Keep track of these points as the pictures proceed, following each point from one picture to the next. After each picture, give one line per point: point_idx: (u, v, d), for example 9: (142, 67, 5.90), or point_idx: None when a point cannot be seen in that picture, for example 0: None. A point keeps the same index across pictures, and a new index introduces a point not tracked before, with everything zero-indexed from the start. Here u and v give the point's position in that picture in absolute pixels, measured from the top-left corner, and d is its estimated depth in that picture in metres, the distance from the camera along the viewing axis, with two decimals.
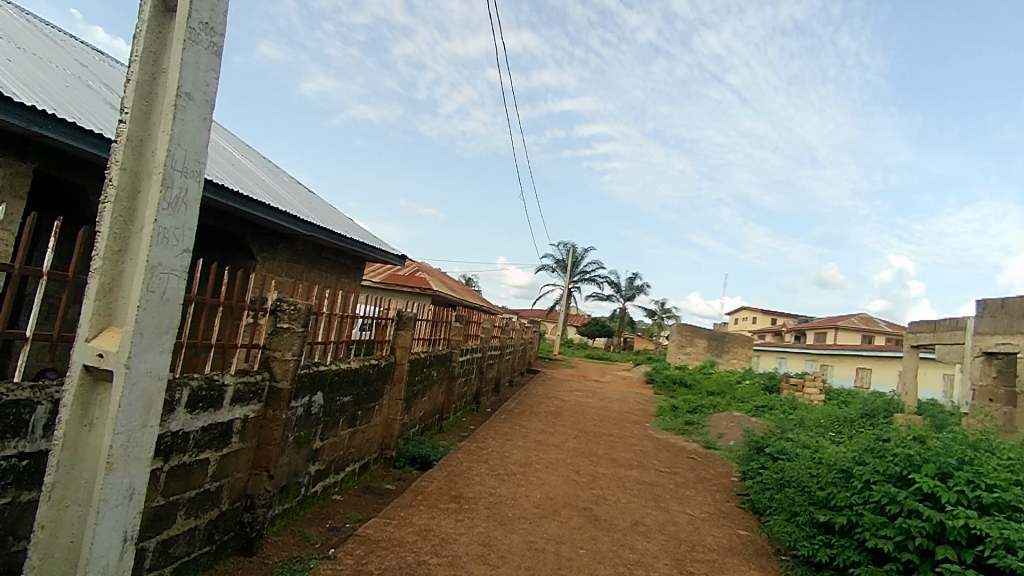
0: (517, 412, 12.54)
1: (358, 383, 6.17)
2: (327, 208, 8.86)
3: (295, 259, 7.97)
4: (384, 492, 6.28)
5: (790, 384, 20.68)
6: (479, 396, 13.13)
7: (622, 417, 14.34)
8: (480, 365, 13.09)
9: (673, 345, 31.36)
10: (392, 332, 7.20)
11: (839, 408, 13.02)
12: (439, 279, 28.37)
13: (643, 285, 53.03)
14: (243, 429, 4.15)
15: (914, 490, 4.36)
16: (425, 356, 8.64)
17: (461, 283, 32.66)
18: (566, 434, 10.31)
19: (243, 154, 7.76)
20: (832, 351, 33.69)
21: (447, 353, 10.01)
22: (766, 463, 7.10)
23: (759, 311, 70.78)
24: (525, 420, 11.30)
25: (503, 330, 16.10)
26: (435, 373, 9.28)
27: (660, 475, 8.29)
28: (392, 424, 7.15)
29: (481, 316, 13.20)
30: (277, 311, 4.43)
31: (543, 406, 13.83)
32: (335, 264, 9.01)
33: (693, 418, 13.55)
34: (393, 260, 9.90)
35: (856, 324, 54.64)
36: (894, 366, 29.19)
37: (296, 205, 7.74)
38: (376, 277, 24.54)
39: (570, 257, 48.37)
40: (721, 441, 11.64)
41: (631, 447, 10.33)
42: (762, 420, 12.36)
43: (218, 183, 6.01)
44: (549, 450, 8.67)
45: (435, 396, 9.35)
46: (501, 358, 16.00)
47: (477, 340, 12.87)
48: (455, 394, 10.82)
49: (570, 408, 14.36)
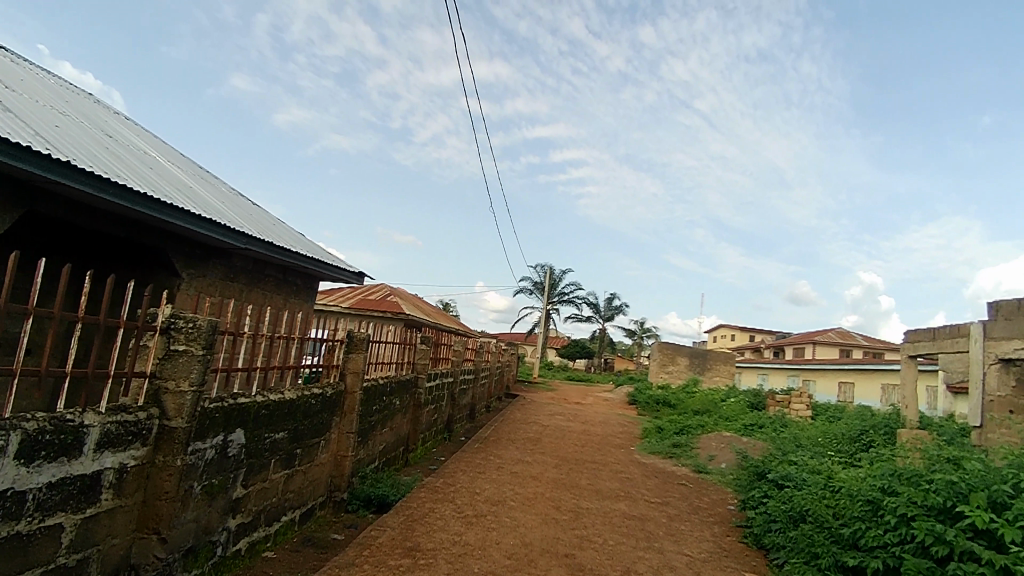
0: (493, 440, 11.60)
1: (296, 417, 5.23)
2: (271, 220, 7.92)
3: (231, 277, 7.03)
4: (329, 544, 5.31)
5: (775, 400, 20.03)
6: (451, 424, 12.19)
7: (605, 441, 13.49)
8: (452, 390, 12.16)
9: (654, 364, 30.69)
10: (341, 355, 6.27)
11: (833, 424, 12.32)
12: (412, 303, 27.46)
13: (622, 305, 52.64)
14: (118, 482, 3.22)
15: (964, 526, 3.58)
16: (384, 383, 7.70)
17: (435, 307, 31.75)
18: (545, 464, 9.37)
19: (169, 159, 6.80)
20: (813, 366, 33.36)
21: (413, 378, 9.06)
22: (769, 491, 6.26)
23: (737, 328, 70.86)
24: (500, 449, 10.37)
25: (478, 353, 15.21)
26: (397, 401, 8.34)
27: (651, 507, 7.42)
28: (342, 462, 6.20)
29: (452, 338, 12.32)
30: (169, 329, 3.51)
31: (521, 433, 12.92)
32: (281, 282, 8.07)
33: (680, 440, 12.73)
34: (349, 277, 8.98)
35: (833, 338, 54.84)
36: (876, 379, 28.90)
37: (232, 216, 6.82)
38: (345, 301, 23.54)
39: (547, 278, 47.80)
40: (712, 465, 10.84)
41: (617, 475, 9.45)
42: (754, 440, 11.60)
43: (123, 184, 5.02)
44: (527, 483, 7.75)
45: (397, 427, 8.40)
46: (476, 382, 15.10)
47: (448, 363, 11.98)
48: (423, 422, 9.87)
49: (550, 433, 13.45)
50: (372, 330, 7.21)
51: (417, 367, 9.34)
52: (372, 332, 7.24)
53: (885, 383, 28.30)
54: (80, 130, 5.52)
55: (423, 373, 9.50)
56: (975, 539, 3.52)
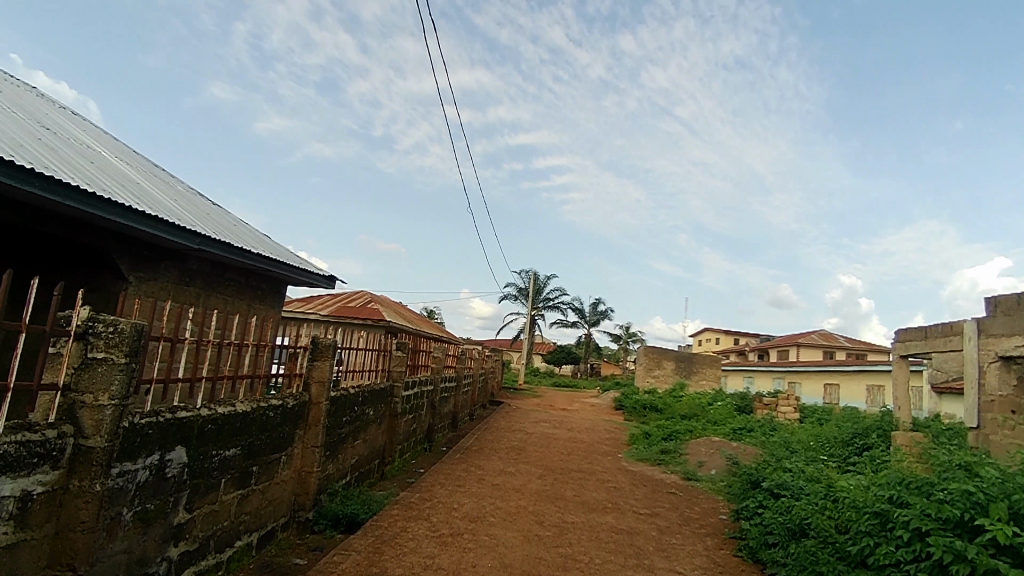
0: (476, 450, 11.14)
1: (251, 432, 4.77)
2: (232, 221, 7.43)
3: (187, 281, 6.55)
4: (289, 570, 4.85)
5: (763, 403, 19.77)
6: (432, 434, 11.72)
7: (591, 448, 13.11)
8: (432, 399, 11.69)
9: (640, 368, 30.39)
10: (304, 364, 5.81)
11: (824, 427, 12.03)
12: (394, 309, 26.94)
13: (607, 310, 52.48)
14: (22, 512, 2.77)
15: (984, 541, 3.24)
16: (355, 393, 7.24)
17: (418, 314, 31.24)
18: (529, 474, 8.94)
19: (117, 155, 6.31)
20: (799, 368, 33.30)
21: (388, 387, 8.60)
22: (764, 501, 5.89)
23: (722, 332, 71.11)
24: (482, 459, 9.94)
25: (460, 360, 14.75)
26: (371, 411, 7.88)
27: (640, 518, 7.02)
28: (307, 479, 5.74)
29: (432, 344, 11.85)
30: (87, 335, 3.09)
31: (505, 441, 12.49)
32: (245, 287, 7.58)
33: (669, 445, 12.38)
34: (319, 281, 8.50)
35: (817, 340, 55.09)
36: (861, 381, 28.89)
37: (187, 215, 6.35)
38: (325, 309, 22.99)
39: (532, 283, 47.47)
40: (701, 471, 10.48)
41: (604, 484, 9.05)
42: (744, 445, 11.28)
43: (53, 179, 4.53)
44: (508, 496, 7.32)
45: (371, 439, 7.93)
46: (458, 390, 14.63)
47: (428, 371, 11.51)
48: (400, 433, 9.40)
49: (534, 442, 13.02)
50: (339, 336, 6.75)
51: (393, 375, 8.88)
52: (340, 338, 6.78)
53: (870, 384, 28.29)
54: (10, 120, 5.03)
55: (400, 382, 9.04)
56: (997, 555, 3.18)
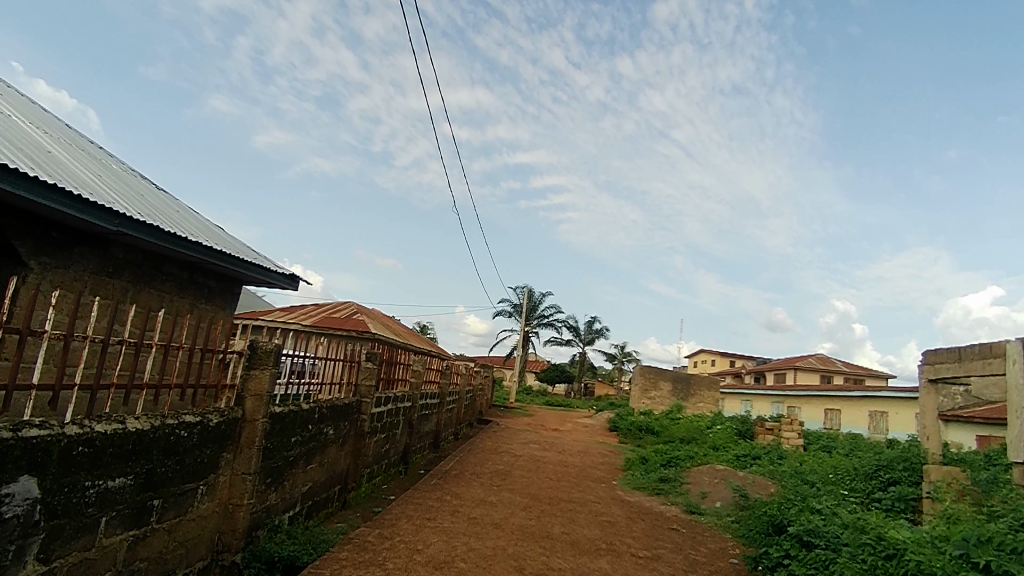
0: (455, 475, 10.04)
1: (148, 457, 3.77)
2: (175, 206, 6.45)
3: (111, 272, 5.56)
4: None
5: (764, 428, 18.75)
6: (409, 455, 10.65)
7: (584, 474, 12.06)
8: (410, 416, 10.62)
9: (636, 389, 29.31)
10: (236, 373, 4.79)
11: (837, 457, 11.02)
12: (381, 322, 25.91)
13: (602, 328, 51.51)
14: None
15: None
16: (310, 410, 6.20)
17: (406, 327, 30.23)
18: (511, 506, 7.86)
19: (27, 122, 5.34)
20: (798, 392, 32.29)
21: (355, 403, 7.55)
22: (792, 552, 4.85)
23: (717, 354, 70.24)
24: (461, 486, 8.87)
25: (444, 375, 13.67)
26: (331, 431, 6.84)
27: (639, 563, 5.99)
28: (235, 512, 4.74)
29: (411, 356, 10.79)
30: None
31: (489, 465, 11.40)
32: (188, 282, 6.57)
33: (668, 472, 11.34)
34: (279, 279, 7.49)
35: (814, 364, 54.19)
36: (864, 407, 27.91)
37: (112, 192, 5.36)
38: (308, 319, 21.95)
39: (527, 299, 46.55)
40: (705, 504, 9.44)
41: (598, 518, 8.00)
42: (751, 475, 10.26)
43: None
44: (485, 533, 6.28)
45: (330, 462, 6.88)
46: (442, 407, 13.58)
47: (405, 386, 10.44)
48: (368, 455, 8.32)
49: (521, 466, 11.90)
50: (289, 340, 5.73)
51: (360, 389, 7.80)
52: (290, 343, 5.76)
53: (873, 410, 27.36)
54: None
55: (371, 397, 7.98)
56: None
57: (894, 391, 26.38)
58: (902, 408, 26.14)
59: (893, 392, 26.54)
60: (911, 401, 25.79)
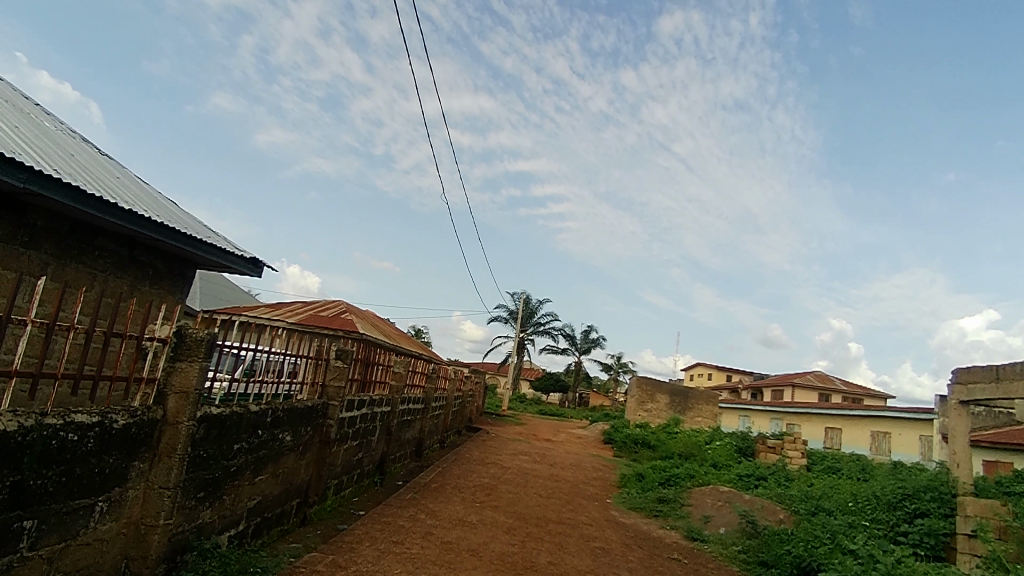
0: (435, 489, 9.14)
1: (15, 468, 2.93)
2: (114, 174, 5.65)
3: (25, 240, 4.73)
4: None
5: (766, 447, 17.90)
6: (385, 464, 9.77)
7: (576, 490, 11.19)
8: (388, 422, 9.74)
9: (631, 400, 28.45)
10: (156, 365, 3.96)
11: (853, 482, 10.15)
12: (370, 322, 25.03)
13: (598, 338, 50.66)
14: None
15: None
16: (260, 412, 5.36)
17: (396, 329, 29.33)
18: (493, 529, 6.98)
19: None
20: (798, 409, 31.47)
21: (320, 406, 6.68)
22: None
23: (714, 368, 69.41)
24: (439, 502, 8.01)
25: (429, 379, 12.78)
26: (289, 437, 5.99)
27: None
28: (148, 536, 3.89)
29: (392, 357, 9.91)
30: None
31: (473, 478, 10.52)
32: (127, 260, 5.74)
33: (666, 492, 10.47)
34: (239, 263, 6.66)
35: (812, 381, 53.43)
36: (865, 427, 27.09)
37: (27, 146, 4.55)
38: (294, 317, 21.07)
39: (523, 306, 45.69)
40: (708, 530, 8.58)
41: (590, 544, 7.13)
42: (758, 500, 9.38)
43: None
44: (459, 563, 5.41)
45: (286, 472, 6.02)
46: (426, 413, 12.70)
47: (383, 389, 9.56)
48: (336, 465, 7.44)
49: (508, 480, 11.01)
50: (234, 332, 4.90)
51: (325, 390, 6.93)
52: (233, 335, 4.92)
53: (874, 430, 26.58)
54: None
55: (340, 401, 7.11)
56: None
57: (898, 412, 25.58)
58: (905, 430, 25.34)
59: (897, 412, 25.74)
60: (915, 423, 24.99)
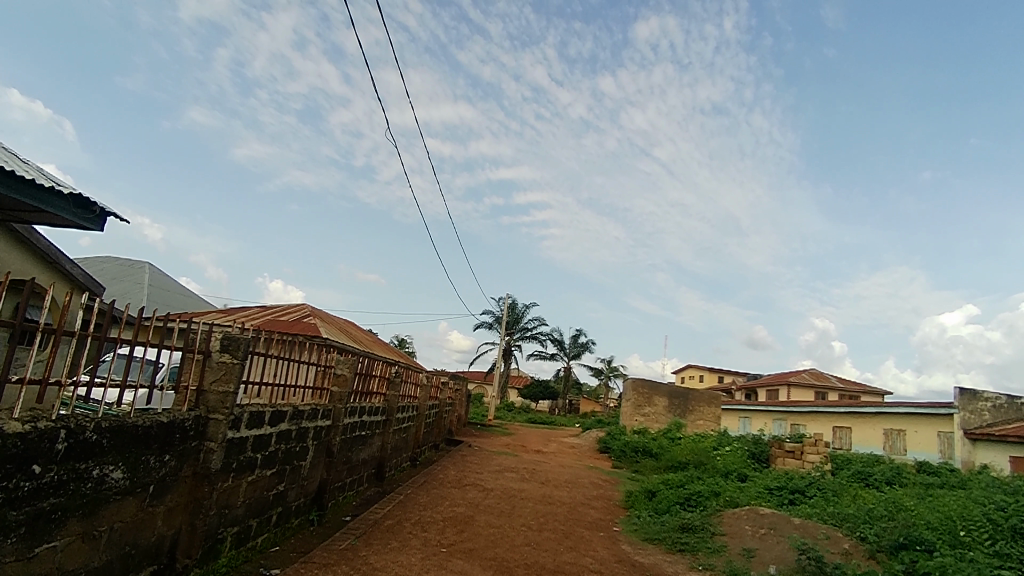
0: (386, 530, 6.81)
1: None
2: None
3: None
4: None
5: (783, 451, 15.76)
6: (328, 495, 7.48)
7: (575, 517, 8.95)
8: (330, 441, 7.42)
9: (627, 405, 26.32)
10: None
11: (930, 505, 8.09)
12: (337, 327, 22.65)
13: (589, 342, 48.60)
14: None
15: None
16: (39, 434, 3.12)
17: (368, 335, 26.99)
18: None
19: None
20: (803, 409, 29.60)
21: (191, 424, 4.44)
22: None
23: (706, 370, 67.65)
24: (390, 554, 5.70)
25: (392, 385, 10.42)
26: (121, 472, 3.77)
27: None
28: None
29: (335, 356, 7.55)
30: None
31: (445, 508, 8.24)
32: None
33: (689, 516, 8.27)
34: (59, 205, 4.41)
35: (809, 379, 51.78)
36: (878, 425, 25.23)
37: None
38: (248, 321, 18.66)
39: (509, 310, 43.51)
40: (754, 570, 6.38)
41: None
42: (814, 527, 7.22)
43: None
44: None
45: (115, 530, 3.80)
46: (389, 425, 10.40)
47: (321, 397, 7.21)
48: (232, 507, 5.20)
49: (488, 508, 8.72)
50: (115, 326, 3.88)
51: (205, 399, 4.67)
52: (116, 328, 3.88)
53: (888, 427, 24.76)
54: None
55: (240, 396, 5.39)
56: None
57: (912, 408, 23.77)
58: (921, 426, 23.40)
59: (912, 408, 23.77)
60: (933, 419, 23.01)
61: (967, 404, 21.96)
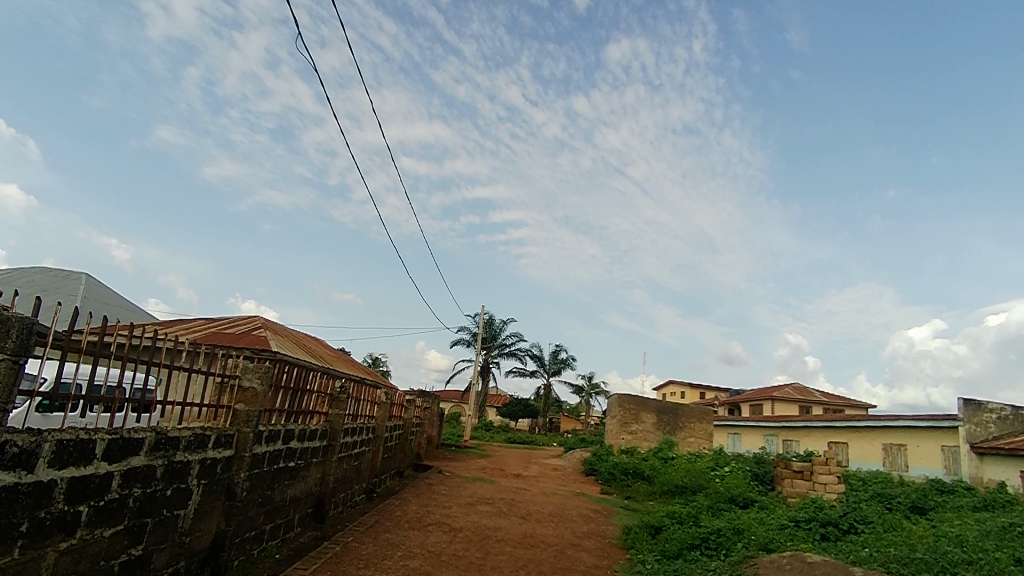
0: None
1: None
2: None
3: None
4: None
5: (792, 472, 13.83)
6: (229, 553, 5.47)
7: (566, 567, 6.97)
8: (231, 479, 5.43)
9: (613, 423, 24.54)
10: None
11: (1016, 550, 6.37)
12: (293, 342, 20.44)
13: (569, 358, 46.88)
14: None
15: None
16: None
17: (330, 352, 24.81)
18: None
19: None
20: (795, 424, 28.13)
21: None
22: None
23: (687, 386, 66.36)
24: None
25: (335, 402, 8.41)
26: None
27: None
28: None
29: (240, 362, 5.54)
30: None
31: (396, 566, 6.20)
32: None
33: (710, 564, 6.43)
34: None
35: (793, 394, 50.67)
36: (877, 440, 23.78)
37: None
38: (186, 335, 16.43)
39: (486, 326, 41.66)
40: None
41: None
42: None
43: None
44: None
45: None
46: (331, 451, 8.37)
47: (214, 420, 5.20)
48: None
49: (452, 559, 6.71)
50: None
51: None
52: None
53: (887, 442, 23.32)
54: None
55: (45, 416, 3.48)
56: None
57: (913, 420, 22.33)
58: (923, 440, 21.91)
59: (913, 421, 22.32)
60: (935, 432, 21.53)
61: (972, 416, 20.53)
